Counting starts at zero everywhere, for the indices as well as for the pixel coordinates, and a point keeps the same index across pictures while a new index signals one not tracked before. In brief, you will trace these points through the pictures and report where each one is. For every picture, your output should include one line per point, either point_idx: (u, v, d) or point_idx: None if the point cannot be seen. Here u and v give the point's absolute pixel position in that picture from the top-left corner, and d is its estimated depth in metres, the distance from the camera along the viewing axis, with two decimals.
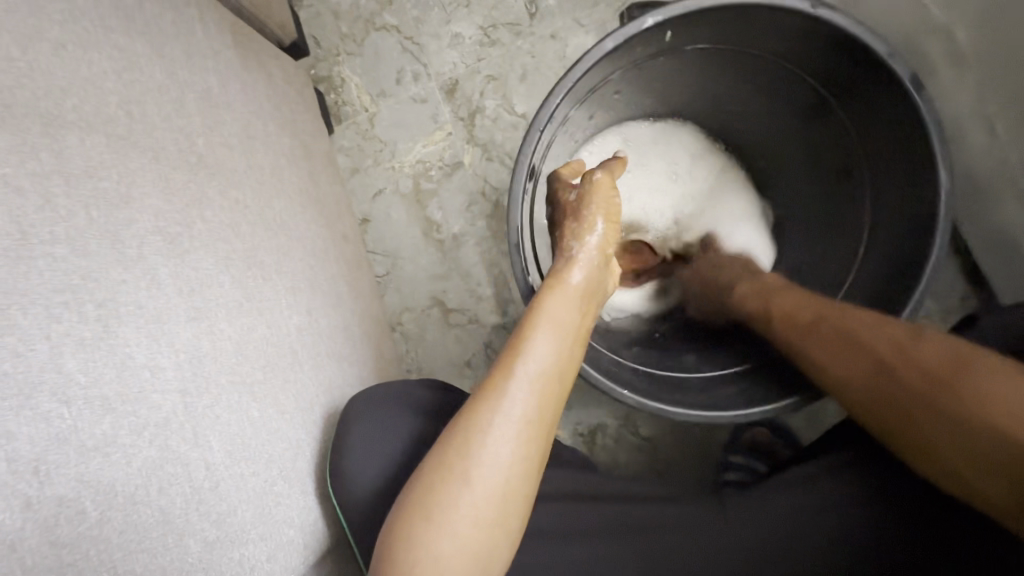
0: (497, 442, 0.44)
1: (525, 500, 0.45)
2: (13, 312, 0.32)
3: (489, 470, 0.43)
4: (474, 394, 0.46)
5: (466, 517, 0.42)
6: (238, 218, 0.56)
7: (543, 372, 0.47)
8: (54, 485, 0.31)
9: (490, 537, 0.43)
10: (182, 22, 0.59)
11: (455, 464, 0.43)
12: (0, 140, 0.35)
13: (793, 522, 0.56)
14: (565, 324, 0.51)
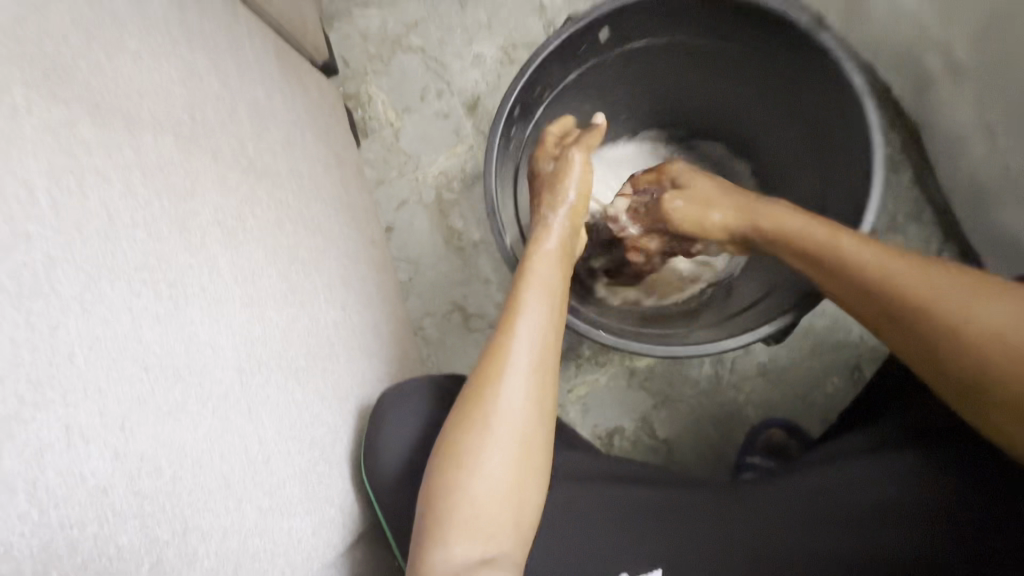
0: (507, 395, 0.49)
1: (545, 435, 0.51)
2: (104, 285, 0.35)
3: (507, 418, 0.49)
4: (482, 360, 0.52)
5: (495, 461, 0.48)
6: (282, 217, 0.60)
7: (542, 326, 0.53)
8: (136, 441, 0.34)
9: (518, 475, 0.48)
10: (234, 39, 0.64)
11: (474, 417, 0.49)
12: (92, 135, 0.39)
13: (824, 501, 0.55)
14: (552, 279, 0.56)
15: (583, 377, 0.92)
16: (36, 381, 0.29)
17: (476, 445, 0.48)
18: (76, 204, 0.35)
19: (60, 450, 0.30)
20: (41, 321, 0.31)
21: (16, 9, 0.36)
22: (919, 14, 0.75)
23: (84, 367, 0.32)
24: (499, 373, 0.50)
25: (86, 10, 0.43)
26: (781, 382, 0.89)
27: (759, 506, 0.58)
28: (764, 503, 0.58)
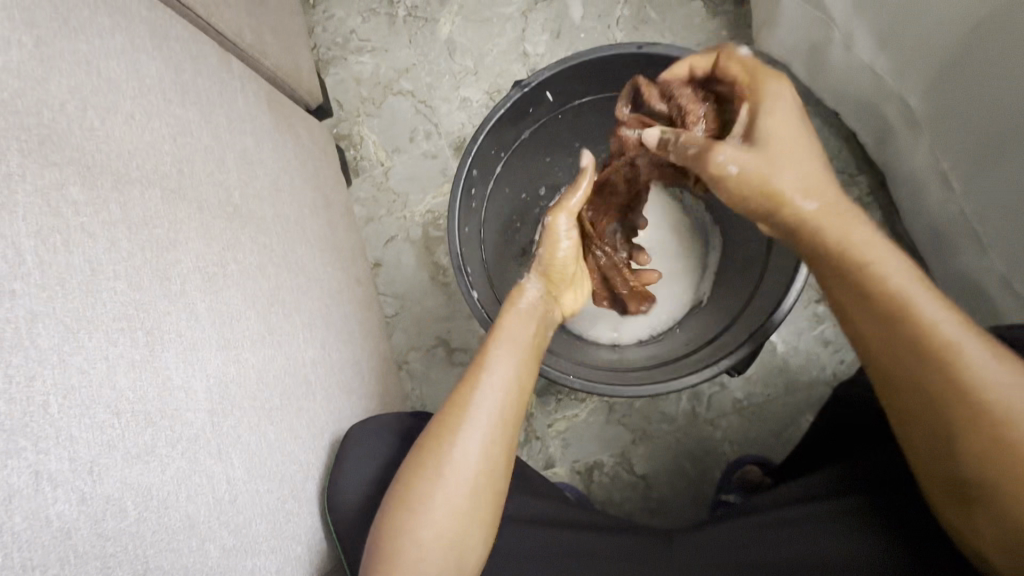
0: (466, 447, 0.51)
1: (492, 490, 0.52)
2: (83, 336, 0.38)
3: (461, 465, 0.51)
4: (446, 407, 0.54)
5: (442, 511, 0.50)
6: (265, 261, 0.63)
7: (508, 380, 0.55)
8: (103, 484, 0.36)
9: (462, 524, 0.50)
10: (227, 93, 0.68)
11: (431, 465, 0.51)
12: (81, 195, 0.42)
13: (742, 549, 0.56)
14: (524, 337, 0.58)
15: (562, 412, 0.93)
16: (9, 430, 0.32)
17: (426, 492, 0.50)
18: (61, 261, 0.38)
19: (28, 495, 0.32)
20: (18, 373, 0.33)
21: (17, 84, 0.40)
22: (875, 68, 0.80)
23: (57, 415, 0.35)
24: (460, 423, 0.52)
25: (85, 78, 0.47)
26: (758, 418, 0.91)
27: (697, 549, 0.59)
28: (702, 547, 0.59)
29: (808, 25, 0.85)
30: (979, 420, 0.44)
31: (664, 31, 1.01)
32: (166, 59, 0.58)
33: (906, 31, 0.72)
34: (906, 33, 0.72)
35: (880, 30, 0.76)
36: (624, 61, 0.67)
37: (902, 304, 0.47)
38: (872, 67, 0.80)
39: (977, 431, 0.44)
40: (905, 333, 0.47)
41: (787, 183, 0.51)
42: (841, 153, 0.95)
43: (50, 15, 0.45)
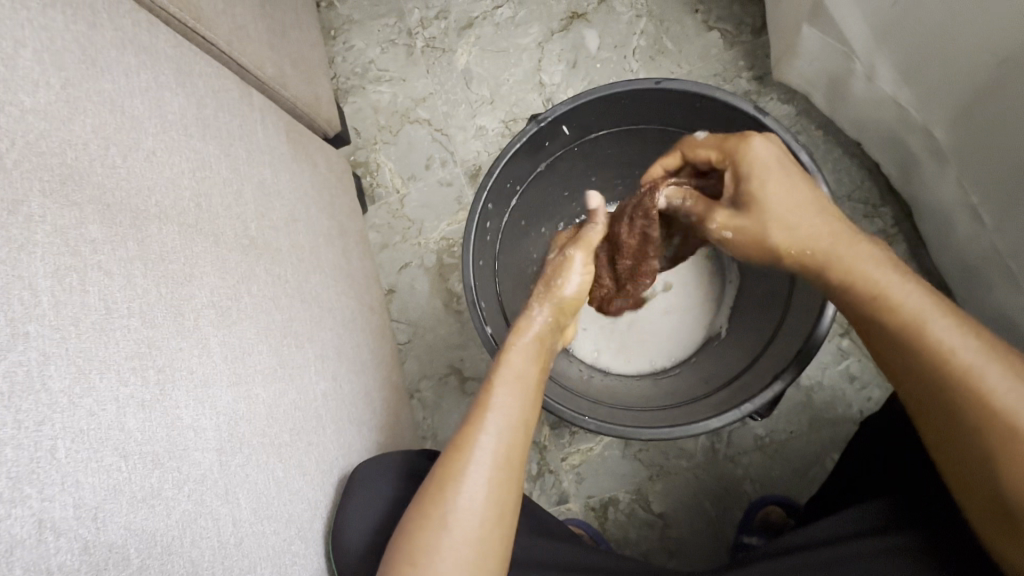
0: (472, 486, 0.50)
1: (502, 537, 0.50)
2: (94, 377, 0.38)
3: (467, 513, 0.49)
4: (447, 451, 0.52)
5: (451, 554, 0.48)
6: (279, 292, 0.63)
7: (510, 422, 0.53)
8: (106, 530, 0.36)
9: None
10: (247, 125, 0.69)
11: (435, 509, 0.49)
12: (99, 233, 0.42)
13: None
14: (526, 376, 0.57)
15: (577, 445, 0.91)
16: (15, 477, 0.32)
17: (432, 539, 0.48)
18: (76, 300, 0.38)
19: (30, 545, 0.31)
20: (27, 418, 0.33)
21: (42, 125, 0.41)
22: (899, 100, 0.78)
23: (64, 461, 0.34)
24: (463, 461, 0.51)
25: (107, 117, 0.47)
26: (780, 456, 0.87)
27: None
28: None
29: (827, 57, 0.84)
30: (992, 426, 0.44)
31: (681, 61, 1.01)
32: (189, 94, 0.60)
33: (930, 64, 0.71)
34: (930, 67, 0.71)
35: (902, 63, 0.75)
36: (642, 96, 0.67)
37: (908, 320, 0.48)
38: (894, 98, 0.79)
39: (992, 435, 0.43)
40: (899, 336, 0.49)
41: (783, 235, 0.56)
42: (864, 183, 0.93)
43: (77, 57, 0.46)
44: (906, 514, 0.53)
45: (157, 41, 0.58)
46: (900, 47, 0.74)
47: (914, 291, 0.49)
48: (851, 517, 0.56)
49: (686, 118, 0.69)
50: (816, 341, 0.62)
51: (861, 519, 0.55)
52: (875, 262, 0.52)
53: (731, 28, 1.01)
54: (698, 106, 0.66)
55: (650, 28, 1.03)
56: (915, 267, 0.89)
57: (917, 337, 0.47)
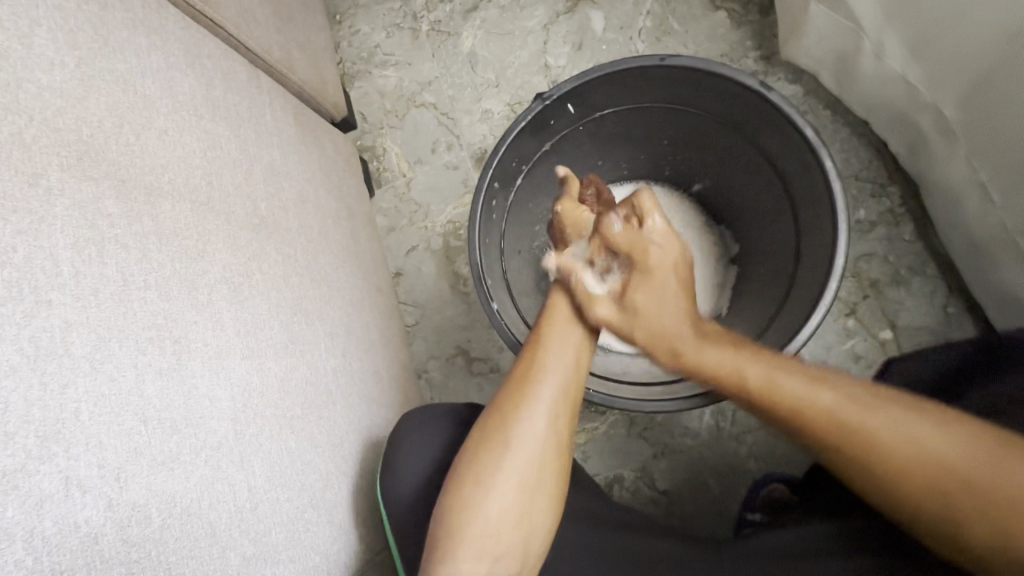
0: (537, 416, 0.55)
1: (559, 465, 0.55)
2: (113, 344, 0.39)
3: (530, 435, 0.54)
4: (512, 385, 0.57)
5: (514, 472, 0.53)
6: (289, 270, 0.64)
7: (566, 357, 0.60)
8: (129, 490, 0.37)
9: (528, 497, 0.53)
10: (255, 107, 0.70)
11: (502, 432, 0.54)
12: (116, 208, 0.44)
13: (791, 540, 0.57)
14: (577, 321, 0.63)
15: (583, 424, 0.92)
16: (42, 436, 0.33)
17: (497, 458, 0.53)
18: (94, 271, 0.40)
19: (58, 500, 0.33)
20: (52, 380, 0.34)
21: (59, 102, 0.42)
22: (907, 77, 0.78)
23: (88, 423, 0.36)
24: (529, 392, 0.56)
25: (121, 95, 0.49)
26: (784, 435, 0.88)
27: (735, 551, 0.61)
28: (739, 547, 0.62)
29: (836, 33, 0.83)
30: (979, 504, 0.41)
31: (688, 42, 1.01)
32: (198, 76, 0.60)
33: (939, 38, 0.70)
34: (940, 42, 0.70)
35: (911, 39, 0.74)
36: (647, 73, 0.67)
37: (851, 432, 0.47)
38: (904, 75, 0.78)
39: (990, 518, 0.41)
40: (859, 455, 0.46)
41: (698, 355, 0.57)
42: (872, 162, 0.92)
43: (90, 37, 0.47)
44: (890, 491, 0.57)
45: (167, 23, 0.59)
46: (910, 22, 0.73)
47: (852, 400, 0.48)
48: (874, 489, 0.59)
49: (691, 95, 0.69)
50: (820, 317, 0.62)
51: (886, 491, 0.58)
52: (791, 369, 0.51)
53: (739, 7, 1.00)
54: (702, 83, 0.66)
55: (656, 8, 1.02)
56: (924, 246, 0.89)
57: (875, 447, 0.46)
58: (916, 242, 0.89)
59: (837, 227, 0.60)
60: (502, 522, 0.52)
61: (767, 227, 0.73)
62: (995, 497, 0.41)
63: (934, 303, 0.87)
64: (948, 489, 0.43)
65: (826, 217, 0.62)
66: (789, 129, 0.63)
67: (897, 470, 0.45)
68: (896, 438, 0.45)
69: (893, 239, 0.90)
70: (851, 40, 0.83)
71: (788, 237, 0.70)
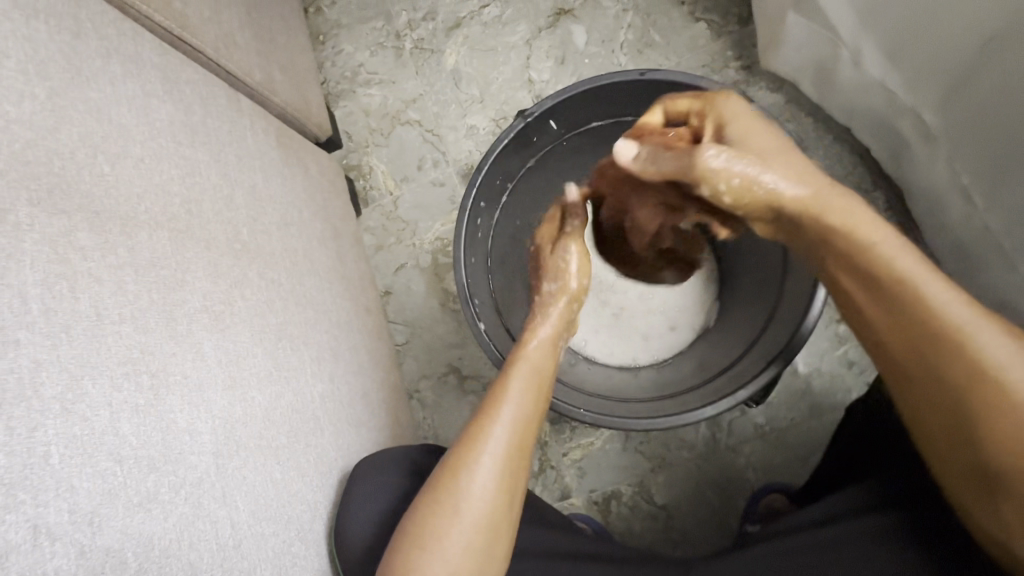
0: (482, 474, 0.50)
1: (509, 521, 0.52)
2: (86, 382, 0.38)
3: (480, 496, 0.50)
4: (463, 437, 0.53)
5: (456, 540, 0.48)
6: (273, 295, 0.63)
7: (521, 413, 0.54)
8: (103, 535, 0.36)
9: (480, 558, 0.49)
10: (236, 130, 0.69)
11: (445, 491, 0.50)
12: (89, 240, 0.43)
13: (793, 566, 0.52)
14: (531, 366, 0.58)
15: (578, 440, 0.91)
16: (8, 483, 0.32)
17: (439, 524, 0.49)
18: (66, 307, 0.39)
19: (25, 551, 0.32)
20: (20, 424, 0.33)
21: (29, 134, 0.41)
22: (886, 83, 0.78)
23: (58, 466, 0.34)
24: (475, 448, 0.51)
25: (95, 125, 0.48)
26: (781, 444, 0.87)
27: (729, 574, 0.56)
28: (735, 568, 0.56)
29: (815, 42, 0.84)
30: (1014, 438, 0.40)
31: (669, 53, 1.01)
32: (176, 102, 0.60)
33: (914, 46, 0.71)
34: (917, 50, 0.71)
35: (888, 46, 0.75)
36: (628, 87, 0.66)
37: (914, 295, 0.44)
38: (884, 83, 0.79)
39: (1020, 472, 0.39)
40: (914, 329, 0.44)
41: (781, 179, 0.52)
42: (855, 168, 0.93)
43: (62, 66, 0.47)
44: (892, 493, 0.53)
45: (143, 51, 0.58)
46: (885, 30, 0.74)
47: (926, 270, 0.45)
48: (842, 500, 0.56)
49: None
50: (807, 332, 0.61)
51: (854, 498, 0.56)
52: (887, 236, 0.47)
53: (718, 19, 1.01)
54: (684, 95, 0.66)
55: (637, 21, 1.03)
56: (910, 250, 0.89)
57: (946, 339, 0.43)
58: None
59: None
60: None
61: (756, 237, 0.73)
62: (999, 405, 0.40)
63: None
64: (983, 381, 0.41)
65: None
66: None
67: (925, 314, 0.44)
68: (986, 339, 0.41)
69: None
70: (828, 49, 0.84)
71: (776, 248, 0.70)
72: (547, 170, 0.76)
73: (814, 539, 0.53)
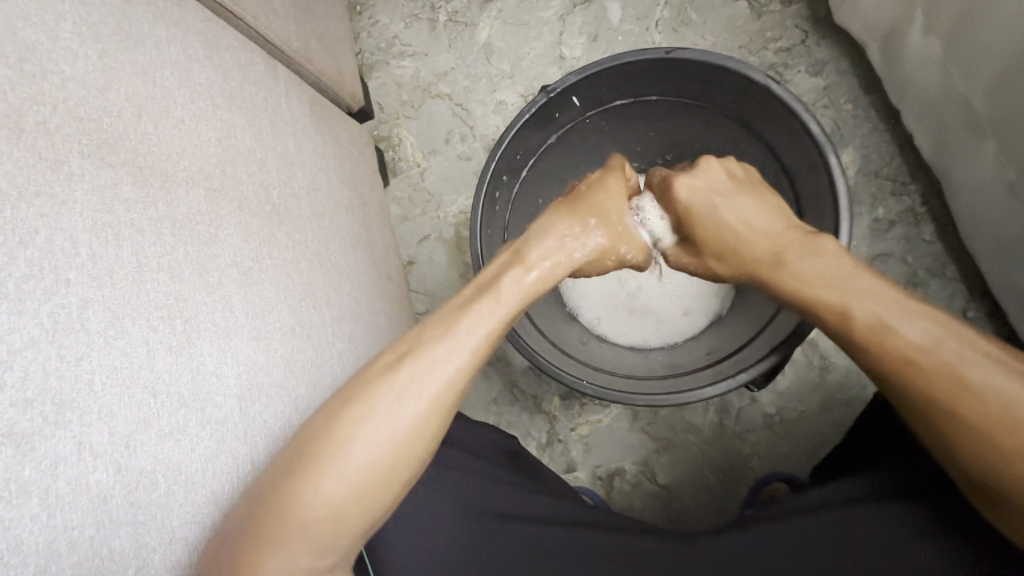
0: (387, 416, 0.46)
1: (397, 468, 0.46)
2: (127, 322, 0.42)
3: (370, 432, 0.45)
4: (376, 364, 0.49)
5: (341, 483, 0.43)
6: (298, 256, 0.67)
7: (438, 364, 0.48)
8: (137, 457, 0.40)
9: (354, 498, 0.44)
10: (271, 96, 0.72)
11: (340, 429, 0.45)
12: (132, 192, 0.46)
13: (795, 551, 0.51)
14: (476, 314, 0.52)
15: (586, 416, 0.93)
16: (58, 404, 0.36)
17: (333, 451, 0.44)
18: (110, 253, 0.42)
19: (72, 462, 0.36)
20: (69, 352, 0.37)
21: (82, 93, 0.45)
22: (943, 62, 0.74)
23: (101, 392, 0.39)
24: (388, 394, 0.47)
25: (141, 86, 0.51)
26: (789, 434, 0.87)
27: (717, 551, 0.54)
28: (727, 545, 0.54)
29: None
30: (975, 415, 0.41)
31: (705, 33, 0.99)
32: (216, 67, 0.63)
33: (980, 19, 0.67)
34: (979, 26, 0.67)
35: (950, 23, 0.71)
36: (653, 65, 0.65)
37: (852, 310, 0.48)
38: (942, 62, 0.75)
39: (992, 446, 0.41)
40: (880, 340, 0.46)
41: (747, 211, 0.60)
42: (892, 159, 0.90)
43: (113, 30, 0.50)
44: (901, 482, 0.53)
45: (186, 16, 0.61)
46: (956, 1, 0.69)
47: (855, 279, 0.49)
48: (847, 485, 0.55)
49: (699, 88, 0.67)
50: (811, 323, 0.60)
51: (863, 485, 0.55)
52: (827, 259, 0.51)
53: None
54: (710, 75, 0.64)
55: None
56: (943, 247, 0.86)
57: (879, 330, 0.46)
58: (935, 243, 0.86)
59: (839, 224, 0.57)
60: (307, 544, 0.43)
61: None
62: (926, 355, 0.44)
63: (952, 305, 0.84)
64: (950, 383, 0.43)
65: (828, 215, 0.60)
66: (796, 125, 0.61)
67: (874, 338, 0.46)
68: (916, 332, 0.45)
69: (912, 239, 0.87)
70: (900, 15, 0.78)
71: None
72: (566, 146, 0.76)
73: (817, 523, 0.52)
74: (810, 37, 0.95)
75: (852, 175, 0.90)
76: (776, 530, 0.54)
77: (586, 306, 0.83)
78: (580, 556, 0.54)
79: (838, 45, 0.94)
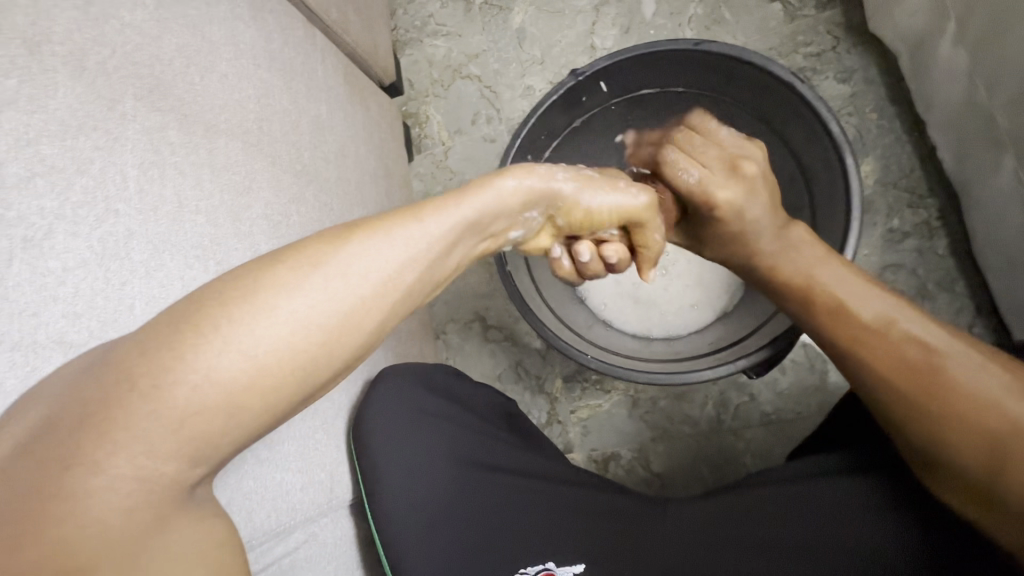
0: (338, 272, 0.37)
1: (318, 359, 0.35)
2: (167, 257, 0.45)
3: (309, 294, 0.35)
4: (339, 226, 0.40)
5: (238, 356, 0.33)
6: (324, 218, 0.69)
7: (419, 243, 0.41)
8: None
9: (253, 381, 0.33)
10: (309, 62, 0.75)
11: (277, 269, 0.36)
12: (178, 138, 0.49)
13: (759, 518, 0.53)
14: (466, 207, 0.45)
15: (587, 400, 0.95)
16: (103, 321, 0.39)
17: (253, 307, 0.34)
18: (156, 192, 0.45)
19: None
20: (113, 277, 0.41)
21: (137, 39, 0.48)
22: (970, 75, 0.75)
23: (139, 317, 0.42)
24: (326, 258, 0.37)
25: (192, 39, 0.54)
26: (785, 434, 0.89)
27: (688, 520, 0.57)
28: (696, 514, 0.57)
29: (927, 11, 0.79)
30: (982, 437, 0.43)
31: (737, 33, 0.99)
32: (259, 27, 0.65)
33: (1008, 34, 0.67)
34: (1007, 41, 0.68)
35: (979, 37, 0.72)
36: (681, 56, 0.66)
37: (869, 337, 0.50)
38: (969, 75, 0.75)
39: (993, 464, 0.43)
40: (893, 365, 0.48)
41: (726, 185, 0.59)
42: (912, 171, 0.90)
43: None
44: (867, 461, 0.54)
45: None
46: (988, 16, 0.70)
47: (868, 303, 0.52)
48: (817, 459, 0.57)
49: (725, 82, 0.69)
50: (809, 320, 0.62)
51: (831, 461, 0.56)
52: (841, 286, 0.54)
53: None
54: (737, 69, 0.65)
55: None
56: (955, 262, 0.87)
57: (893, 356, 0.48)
58: (947, 258, 0.87)
59: (850, 222, 0.58)
60: (173, 434, 0.32)
61: None
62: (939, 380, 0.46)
63: (959, 320, 0.85)
64: (921, 376, 0.46)
65: (841, 214, 0.61)
66: (816, 124, 0.62)
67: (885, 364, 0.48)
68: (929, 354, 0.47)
69: (925, 252, 0.88)
70: (933, 26, 0.79)
71: None
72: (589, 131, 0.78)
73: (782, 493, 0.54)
74: (842, 44, 0.95)
75: (871, 184, 0.90)
76: (741, 498, 0.56)
77: (596, 289, 0.85)
78: (563, 510, 0.58)
79: (870, 54, 0.95)
